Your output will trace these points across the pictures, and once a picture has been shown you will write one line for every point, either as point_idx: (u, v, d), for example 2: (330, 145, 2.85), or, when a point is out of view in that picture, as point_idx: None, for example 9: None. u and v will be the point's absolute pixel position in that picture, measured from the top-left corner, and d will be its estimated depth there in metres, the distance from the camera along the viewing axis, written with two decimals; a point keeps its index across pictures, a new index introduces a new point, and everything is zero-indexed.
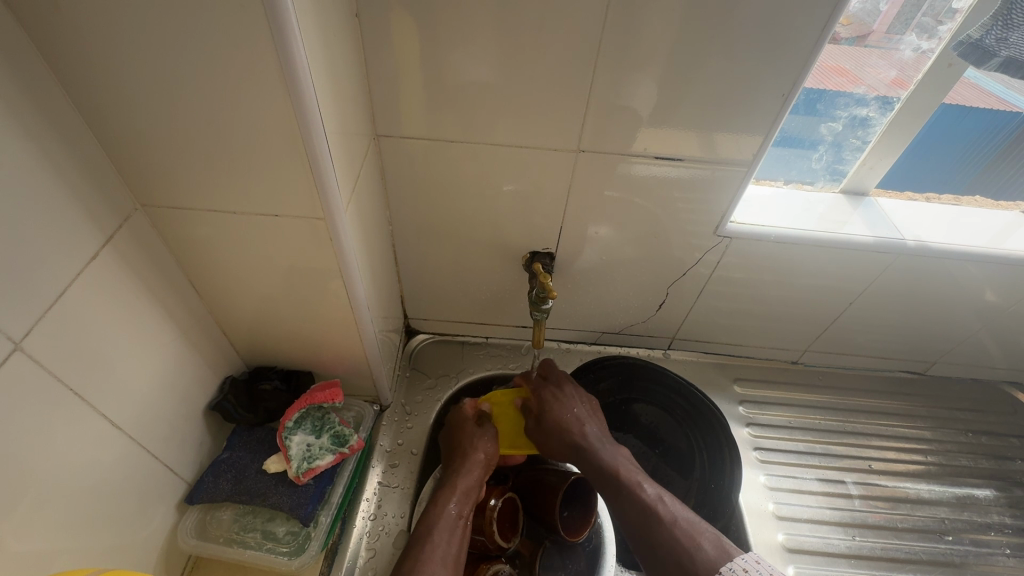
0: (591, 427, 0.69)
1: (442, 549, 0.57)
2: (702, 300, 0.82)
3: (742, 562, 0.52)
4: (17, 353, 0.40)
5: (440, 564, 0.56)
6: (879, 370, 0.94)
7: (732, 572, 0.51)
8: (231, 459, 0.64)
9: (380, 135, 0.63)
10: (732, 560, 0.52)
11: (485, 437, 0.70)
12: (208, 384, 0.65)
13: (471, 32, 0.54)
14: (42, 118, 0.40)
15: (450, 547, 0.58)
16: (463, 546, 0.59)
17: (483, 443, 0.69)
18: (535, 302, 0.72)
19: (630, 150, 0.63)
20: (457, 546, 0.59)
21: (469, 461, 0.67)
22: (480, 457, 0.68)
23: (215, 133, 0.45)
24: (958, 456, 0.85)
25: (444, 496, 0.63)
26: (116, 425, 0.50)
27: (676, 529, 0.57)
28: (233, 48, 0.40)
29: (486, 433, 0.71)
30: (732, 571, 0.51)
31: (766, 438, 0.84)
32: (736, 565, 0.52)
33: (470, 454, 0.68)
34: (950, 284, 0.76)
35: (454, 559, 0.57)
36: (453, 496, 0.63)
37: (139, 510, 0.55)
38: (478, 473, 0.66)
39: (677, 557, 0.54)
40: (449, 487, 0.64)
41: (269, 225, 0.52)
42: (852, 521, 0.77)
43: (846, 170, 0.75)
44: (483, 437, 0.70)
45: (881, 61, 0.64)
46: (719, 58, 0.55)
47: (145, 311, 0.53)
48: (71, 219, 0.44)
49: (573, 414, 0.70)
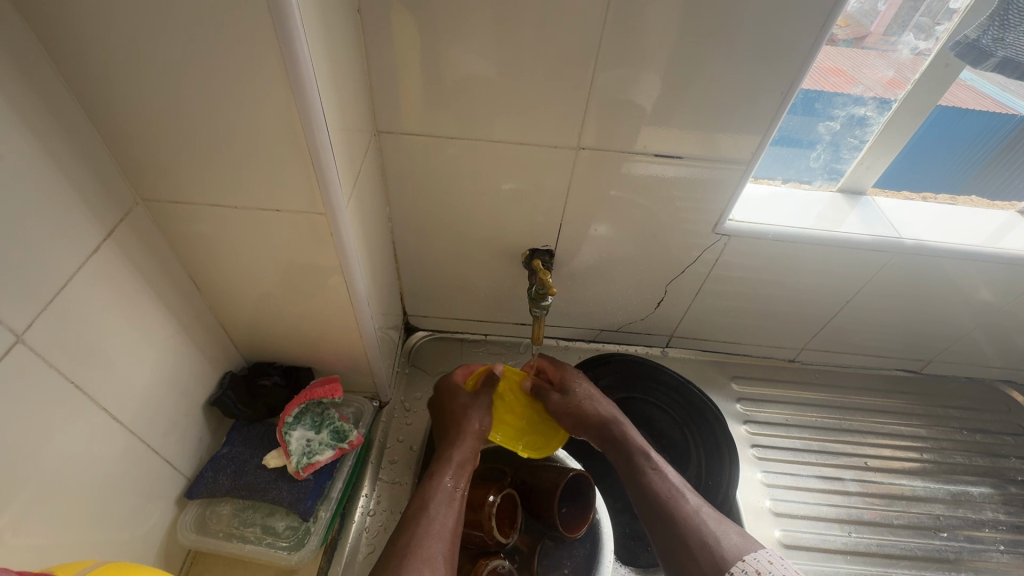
0: (615, 412, 0.73)
1: (439, 522, 0.58)
2: (700, 298, 0.83)
3: (766, 555, 0.54)
4: (18, 345, 0.40)
5: (439, 536, 0.56)
6: (875, 369, 0.94)
7: (755, 561, 0.54)
8: (230, 454, 0.64)
9: (381, 132, 0.63)
10: (756, 551, 0.55)
11: (479, 407, 0.71)
12: (208, 379, 0.65)
13: (472, 29, 0.54)
14: (43, 112, 0.40)
15: (447, 519, 0.58)
16: (461, 518, 0.60)
17: (477, 413, 0.70)
18: (535, 298, 0.71)
19: (629, 148, 0.64)
20: (455, 518, 0.59)
21: (463, 435, 0.67)
22: (474, 427, 0.69)
23: (216, 128, 0.45)
24: (953, 454, 0.86)
25: (440, 469, 0.64)
26: (116, 419, 0.50)
27: (700, 515, 0.59)
28: (235, 43, 0.40)
29: (478, 407, 0.71)
30: (755, 561, 0.53)
31: (763, 436, 0.85)
32: (759, 556, 0.54)
33: (465, 426, 0.69)
34: (946, 282, 0.77)
35: (451, 530, 0.57)
36: (448, 469, 0.63)
37: (137, 505, 0.55)
38: (474, 442, 0.67)
39: (703, 542, 0.57)
40: (443, 461, 0.64)
41: (270, 221, 0.52)
42: (849, 517, 0.77)
43: (844, 169, 0.76)
44: (476, 409, 0.71)
45: (879, 61, 0.65)
46: (718, 56, 0.56)
47: (146, 305, 0.53)
48: (73, 212, 0.44)
49: (599, 399, 0.74)
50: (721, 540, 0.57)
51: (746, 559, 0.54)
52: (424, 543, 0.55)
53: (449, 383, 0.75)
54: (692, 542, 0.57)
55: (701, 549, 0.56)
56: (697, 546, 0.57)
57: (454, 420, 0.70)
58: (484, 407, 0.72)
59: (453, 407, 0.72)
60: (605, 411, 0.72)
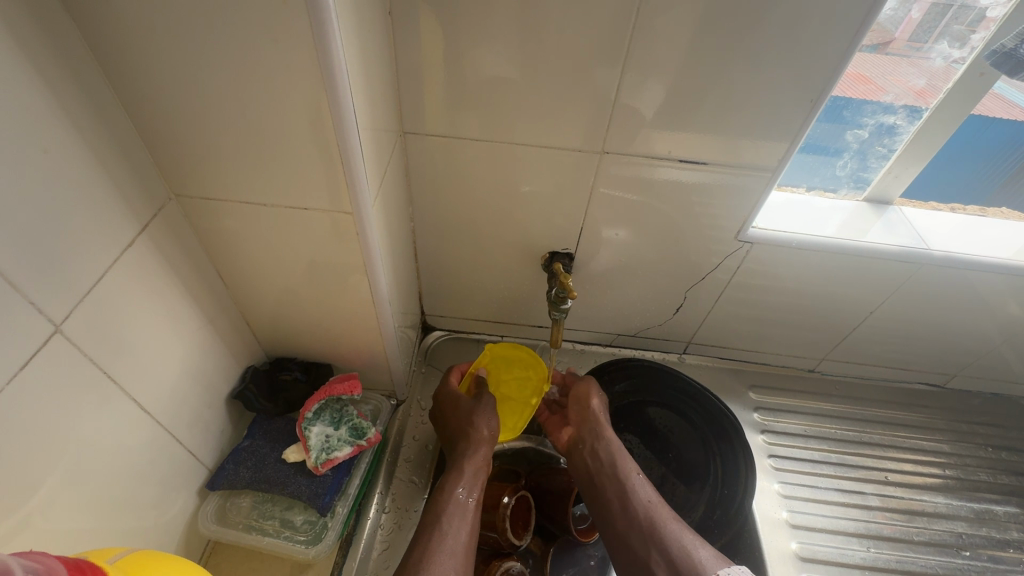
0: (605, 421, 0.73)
1: (453, 537, 0.57)
2: (720, 305, 0.82)
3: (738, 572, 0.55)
4: (56, 335, 0.41)
5: (451, 552, 0.56)
6: (897, 382, 0.92)
7: None
8: (252, 447, 0.65)
9: (406, 132, 0.64)
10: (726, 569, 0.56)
11: (483, 411, 0.70)
12: (231, 373, 0.66)
13: (500, 29, 0.54)
14: (84, 107, 0.41)
15: (460, 534, 0.58)
16: (472, 532, 0.59)
17: (483, 419, 0.69)
18: (554, 301, 0.70)
19: (655, 153, 0.63)
20: (467, 533, 0.58)
21: (473, 443, 0.66)
22: (482, 434, 0.67)
23: (250, 126, 0.46)
24: (977, 471, 0.84)
25: (451, 480, 0.63)
26: (143, 409, 0.51)
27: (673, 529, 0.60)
28: (274, 43, 0.40)
29: (481, 408, 0.70)
30: None
31: (780, 446, 0.84)
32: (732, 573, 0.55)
33: (473, 433, 0.67)
34: (974, 296, 0.75)
35: (464, 545, 0.57)
36: (460, 481, 0.63)
37: (160, 494, 0.56)
38: (484, 449, 0.66)
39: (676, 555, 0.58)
40: (454, 472, 0.64)
41: (297, 219, 0.53)
42: (867, 532, 0.76)
43: (870, 178, 0.75)
44: (483, 415, 0.69)
45: (910, 69, 0.63)
46: (747, 61, 0.55)
47: (176, 299, 0.54)
48: (110, 206, 0.45)
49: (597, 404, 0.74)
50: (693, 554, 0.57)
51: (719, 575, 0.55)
52: (436, 562, 0.54)
53: (448, 392, 0.73)
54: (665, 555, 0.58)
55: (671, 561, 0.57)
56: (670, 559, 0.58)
57: (460, 429, 0.69)
58: (489, 410, 0.70)
59: (457, 416, 0.70)
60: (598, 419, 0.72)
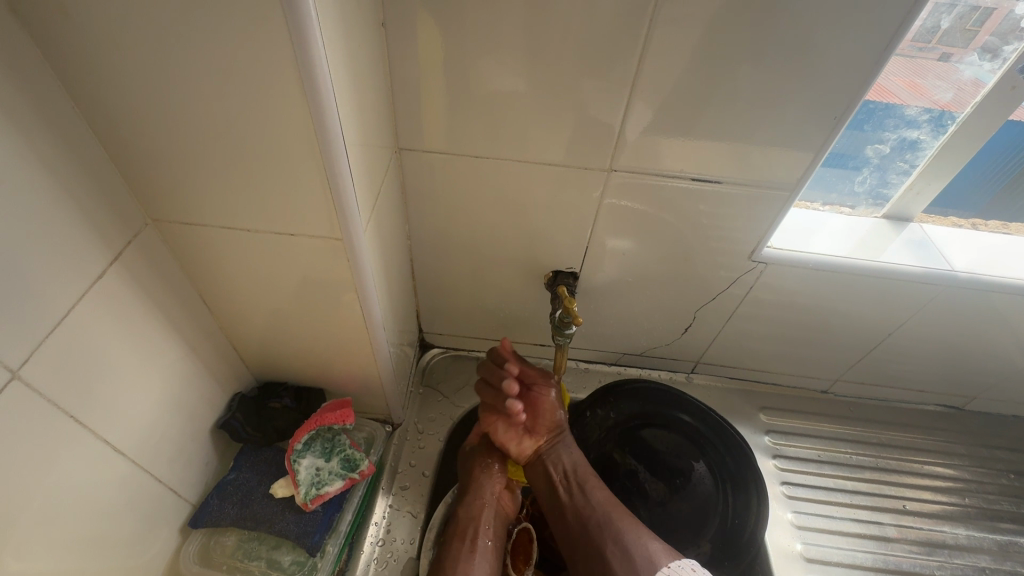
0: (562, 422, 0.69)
1: None
2: (731, 324, 0.79)
3: (683, 567, 0.58)
4: (15, 381, 0.38)
5: None
6: (914, 404, 0.89)
7: (676, 568, 0.58)
8: (237, 481, 0.62)
9: (402, 149, 0.60)
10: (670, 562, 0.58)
11: (487, 453, 0.70)
12: (217, 402, 0.63)
13: (501, 42, 0.51)
14: (47, 132, 0.38)
15: None
16: None
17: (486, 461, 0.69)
18: (558, 325, 0.66)
19: (665, 170, 0.60)
20: None
21: (481, 488, 0.67)
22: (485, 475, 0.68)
23: (230, 150, 0.43)
24: (998, 500, 0.81)
25: (459, 529, 0.63)
26: (118, 449, 0.48)
27: (626, 526, 0.61)
28: (254, 60, 0.37)
29: (483, 452, 0.70)
30: (678, 569, 0.58)
31: (793, 472, 0.80)
32: (680, 565, 0.58)
33: (479, 478, 0.67)
34: (997, 318, 0.72)
35: None
36: (468, 530, 0.63)
37: (138, 536, 0.52)
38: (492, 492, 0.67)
39: (628, 551, 0.59)
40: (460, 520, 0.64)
41: (285, 244, 0.50)
42: (885, 566, 0.73)
43: (890, 195, 0.71)
44: (484, 457, 0.69)
45: (939, 80, 0.59)
46: (764, 75, 0.51)
47: (154, 330, 0.51)
48: (78, 238, 0.41)
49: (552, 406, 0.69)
50: (643, 547, 0.59)
51: (671, 565, 0.58)
52: None
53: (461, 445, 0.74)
54: (618, 552, 0.59)
55: (623, 558, 0.58)
56: (623, 553, 0.59)
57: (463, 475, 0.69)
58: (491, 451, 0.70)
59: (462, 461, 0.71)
60: (556, 423, 0.69)
